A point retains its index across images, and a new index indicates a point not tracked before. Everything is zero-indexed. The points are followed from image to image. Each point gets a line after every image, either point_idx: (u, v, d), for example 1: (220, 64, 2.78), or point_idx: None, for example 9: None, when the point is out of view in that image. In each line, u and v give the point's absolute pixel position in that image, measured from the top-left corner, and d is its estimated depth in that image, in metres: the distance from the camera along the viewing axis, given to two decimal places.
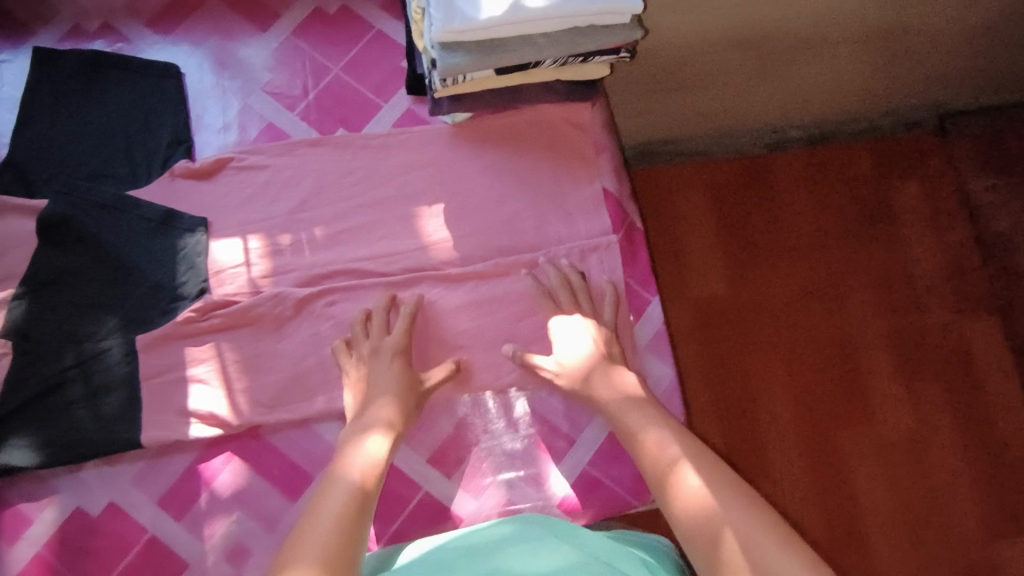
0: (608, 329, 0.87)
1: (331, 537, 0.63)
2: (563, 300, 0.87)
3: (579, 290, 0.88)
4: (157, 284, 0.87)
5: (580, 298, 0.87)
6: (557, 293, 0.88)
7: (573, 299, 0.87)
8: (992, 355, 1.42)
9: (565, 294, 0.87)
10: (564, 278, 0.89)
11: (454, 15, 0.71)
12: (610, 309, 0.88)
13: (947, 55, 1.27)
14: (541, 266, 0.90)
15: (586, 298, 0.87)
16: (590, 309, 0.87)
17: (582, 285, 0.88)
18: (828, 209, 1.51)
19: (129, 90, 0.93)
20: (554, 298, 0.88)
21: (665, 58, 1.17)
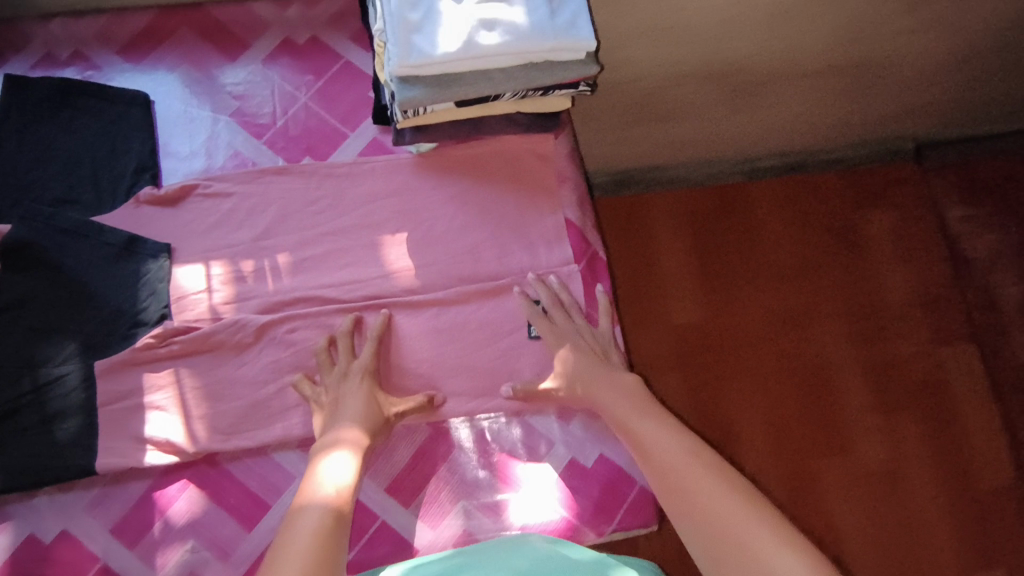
0: (605, 337, 0.91)
1: (310, 549, 0.65)
2: (558, 317, 0.89)
3: (572, 306, 0.91)
4: (117, 309, 0.87)
5: (573, 314, 0.90)
6: (551, 312, 0.90)
7: (568, 315, 0.90)
8: (967, 383, 1.44)
9: (559, 312, 0.90)
10: (556, 296, 0.91)
11: (411, 51, 0.73)
12: (604, 318, 0.92)
13: (922, 88, 1.32)
14: (530, 283, 0.92)
15: (579, 313, 0.91)
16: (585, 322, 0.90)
17: (573, 301, 0.91)
18: (803, 237, 1.53)
19: (98, 117, 0.94)
20: (550, 316, 0.90)
21: (641, 88, 1.21)
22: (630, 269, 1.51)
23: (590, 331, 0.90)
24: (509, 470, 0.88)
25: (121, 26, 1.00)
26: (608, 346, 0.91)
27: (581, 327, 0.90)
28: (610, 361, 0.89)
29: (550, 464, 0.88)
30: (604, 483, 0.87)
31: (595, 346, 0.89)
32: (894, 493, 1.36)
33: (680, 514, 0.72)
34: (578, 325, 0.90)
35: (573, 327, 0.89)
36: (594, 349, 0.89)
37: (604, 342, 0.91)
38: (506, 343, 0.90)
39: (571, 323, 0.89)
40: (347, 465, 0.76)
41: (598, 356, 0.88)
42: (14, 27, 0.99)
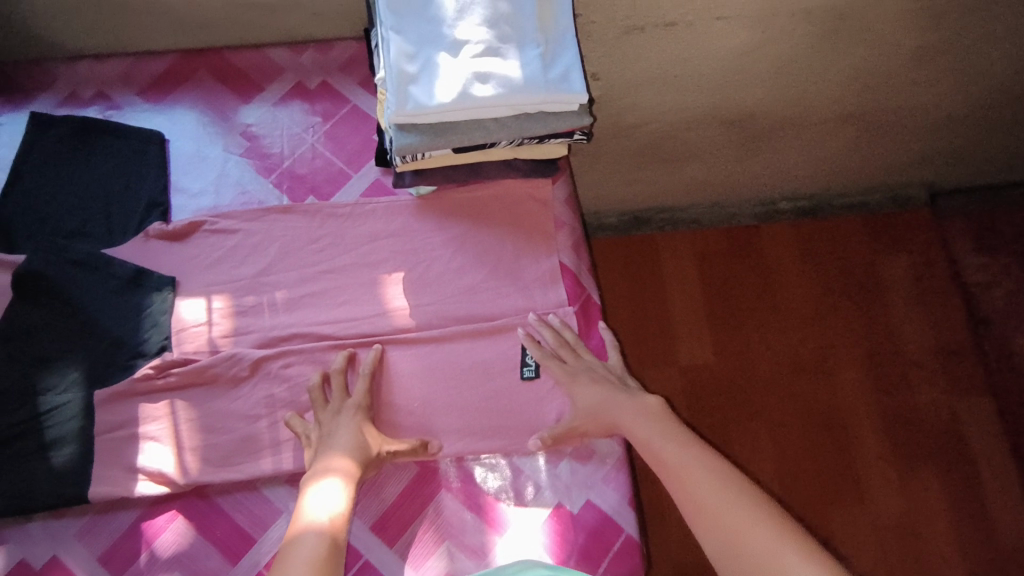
0: (616, 366, 0.93)
1: None
2: (568, 356, 0.91)
3: (578, 344, 0.93)
4: (120, 340, 0.89)
5: (581, 352, 0.92)
6: (560, 352, 0.91)
7: (576, 353, 0.92)
8: (985, 438, 1.40)
9: (568, 352, 0.91)
10: (561, 336, 0.92)
11: (407, 100, 0.76)
12: (613, 351, 0.94)
13: (931, 138, 1.35)
14: (532, 325, 0.93)
15: (586, 350, 0.93)
16: (594, 357, 0.92)
17: (578, 340, 0.93)
18: (816, 282, 1.52)
19: (115, 154, 0.99)
20: (560, 356, 0.91)
21: (651, 132, 1.25)
22: (639, 308, 1.51)
23: (600, 365, 0.92)
24: (495, 512, 0.87)
25: (144, 68, 1.06)
26: (621, 374, 0.93)
27: (591, 362, 0.92)
28: (627, 387, 0.90)
29: (537, 508, 0.87)
30: (591, 530, 0.86)
31: (610, 376, 0.91)
32: (907, 548, 1.33)
33: (712, 545, 0.72)
34: (587, 361, 0.91)
35: (584, 363, 0.91)
36: (609, 378, 0.90)
37: (618, 371, 0.92)
38: (498, 383, 0.91)
39: (580, 359, 0.91)
40: (339, 490, 0.77)
41: (616, 384, 0.89)
42: (44, 68, 1.05)
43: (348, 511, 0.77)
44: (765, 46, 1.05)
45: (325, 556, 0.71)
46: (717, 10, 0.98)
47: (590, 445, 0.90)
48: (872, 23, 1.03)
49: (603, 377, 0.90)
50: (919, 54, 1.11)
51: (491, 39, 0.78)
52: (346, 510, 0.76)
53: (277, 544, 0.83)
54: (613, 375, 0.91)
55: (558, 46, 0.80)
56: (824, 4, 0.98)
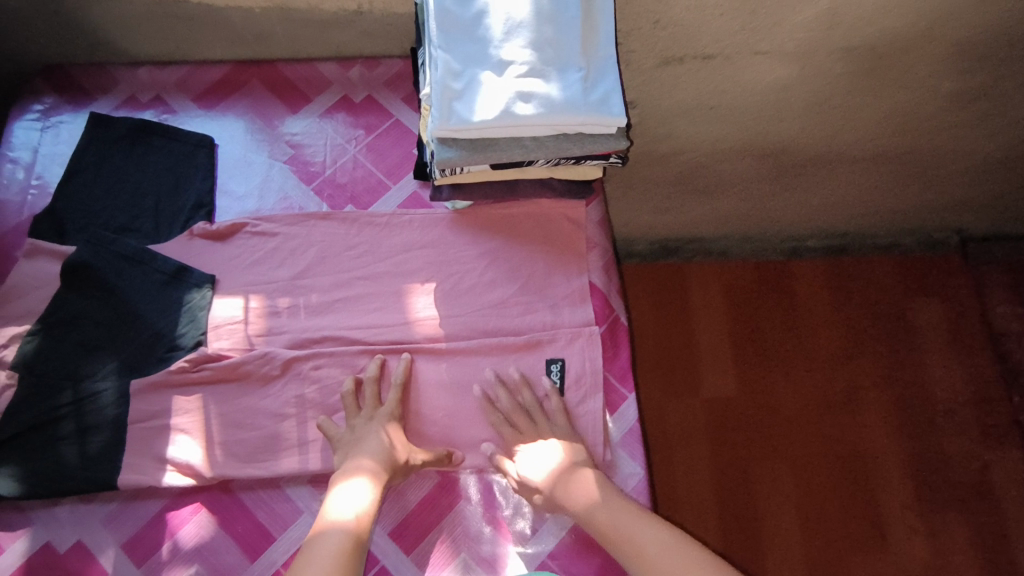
0: (565, 435, 0.88)
1: None
2: (518, 422, 0.88)
3: (534, 409, 0.89)
4: (158, 333, 0.92)
5: (537, 419, 0.89)
6: (512, 417, 0.89)
7: (528, 418, 0.88)
8: (1014, 493, 1.37)
9: (520, 418, 0.88)
10: (518, 397, 0.90)
11: (451, 116, 0.79)
12: (561, 415, 0.89)
13: (965, 183, 1.35)
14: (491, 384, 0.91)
15: (541, 415, 0.89)
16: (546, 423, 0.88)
17: (535, 401, 0.90)
18: (845, 323, 1.51)
19: (166, 155, 1.03)
20: (511, 423, 0.89)
21: (685, 161, 1.26)
22: (665, 338, 1.51)
23: (550, 431, 0.88)
24: (513, 528, 0.87)
25: (199, 76, 1.11)
26: (568, 442, 0.87)
27: (543, 430, 0.88)
28: (569, 459, 0.85)
29: (554, 525, 0.87)
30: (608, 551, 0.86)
31: (554, 448, 0.86)
32: None
33: None
34: (539, 428, 0.88)
35: (534, 433, 0.88)
36: (553, 450, 0.86)
37: (563, 441, 0.87)
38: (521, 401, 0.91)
39: (533, 427, 0.88)
40: (369, 490, 0.79)
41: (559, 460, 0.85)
42: (107, 72, 1.11)
43: (372, 510, 0.79)
44: (801, 83, 1.08)
45: (347, 553, 0.73)
46: (755, 46, 1.00)
47: (611, 464, 0.91)
48: (909, 65, 1.04)
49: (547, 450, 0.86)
50: (955, 98, 1.12)
51: (535, 60, 0.81)
52: (371, 509, 0.78)
53: (296, 544, 0.84)
54: (559, 447, 0.86)
55: (599, 71, 0.82)
56: (863, 44, 1.00)
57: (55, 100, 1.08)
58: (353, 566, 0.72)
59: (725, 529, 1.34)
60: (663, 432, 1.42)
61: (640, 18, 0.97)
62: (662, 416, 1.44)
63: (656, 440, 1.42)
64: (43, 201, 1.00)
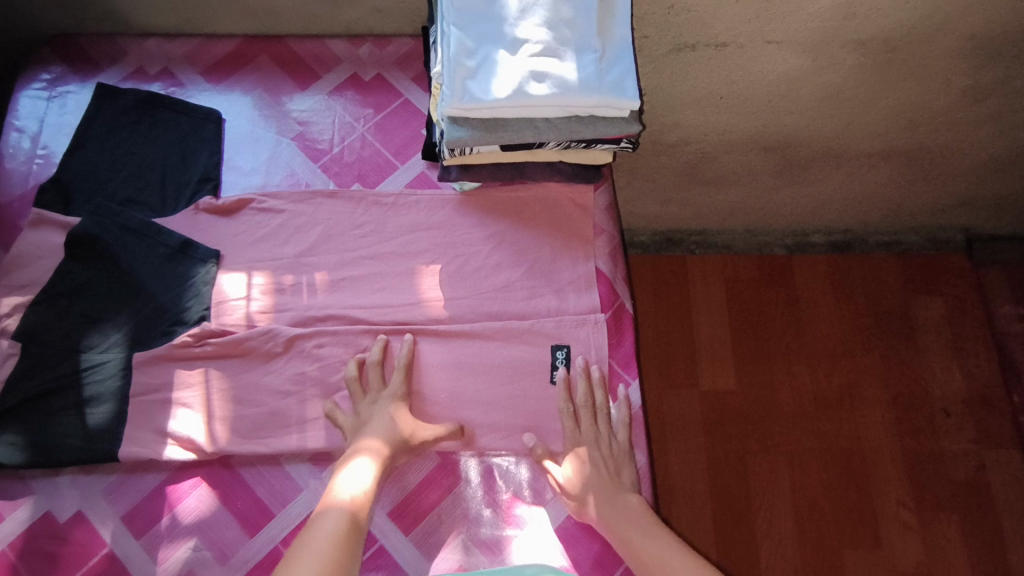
0: (621, 452, 0.88)
1: (327, 553, 0.70)
2: (585, 420, 0.89)
3: (602, 410, 0.90)
4: (162, 306, 0.92)
5: (600, 422, 0.89)
6: (580, 413, 0.89)
7: (593, 420, 0.89)
8: (1009, 491, 1.37)
9: (587, 417, 0.89)
10: (591, 393, 0.90)
11: (463, 94, 0.79)
12: (623, 428, 0.90)
13: (974, 181, 1.34)
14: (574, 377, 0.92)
15: (605, 422, 0.90)
16: (608, 430, 0.89)
17: (604, 404, 0.90)
18: (847, 319, 1.51)
19: (173, 129, 1.02)
20: (577, 418, 0.89)
21: (692, 151, 1.25)
22: (665, 330, 1.50)
23: (609, 439, 0.88)
24: (513, 511, 0.87)
25: (208, 50, 1.10)
26: (622, 461, 0.88)
27: (603, 436, 0.88)
28: (620, 481, 0.86)
29: (554, 510, 0.87)
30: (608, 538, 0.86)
31: (607, 463, 0.87)
32: None
33: None
34: (600, 433, 0.88)
35: (595, 435, 0.88)
36: (607, 463, 0.87)
37: (618, 458, 0.88)
38: (524, 385, 0.91)
39: (596, 429, 0.88)
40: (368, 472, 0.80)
41: (608, 477, 0.85)
42: (115, 42, 1.10)
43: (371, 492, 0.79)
44: (814, 74, 1.07)
45: (345, 535, 0.73)
46: (769, 34, 0.99)
47: None
48: (925, 58, 1.03)
49: (601, 459, 0.87)
50: (969, 93, 1.11)
51: (550, 40, 0.81)
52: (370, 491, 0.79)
53: (296, 521, 0.85)
54: (613, 463, 0.87)
55: (615, 53, 0.82)
56: (878, 36, 1.00)
57: (62, 70, 1.07)
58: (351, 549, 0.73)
59: (720, 521, 1.34)
60: (661, 423, 1.42)
61: (655, 3, 0.96)
62: (660, 407, 1.44)
63: (654, 431, 1.42)
64: (48, 171, 0.99)
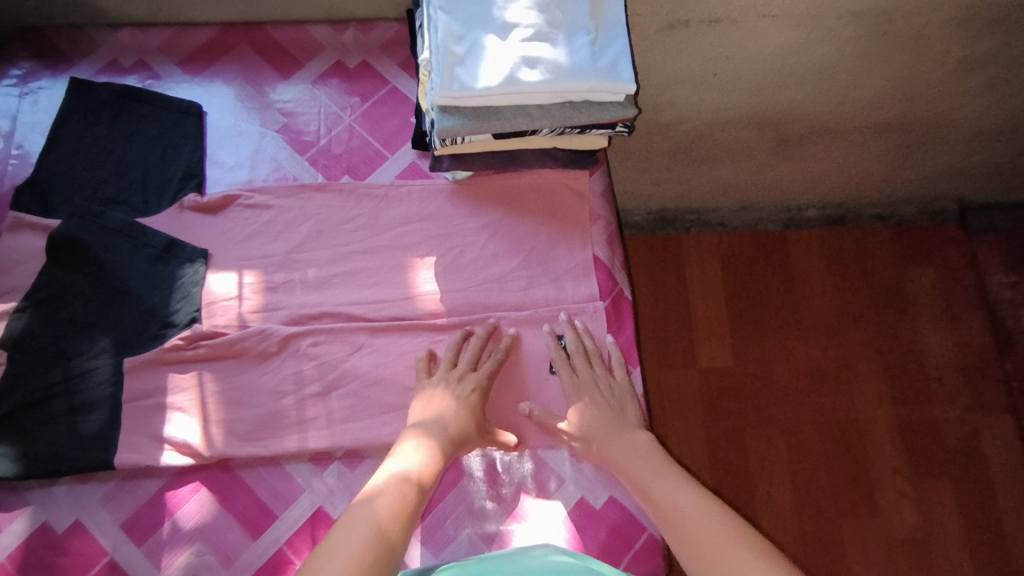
0: (621, 390, 0.89)
1: (357, 540, 0.65)
2: (579, 366, 0.89)
3: (593, 353, 0.90)
4: (151, 309, 0.90)
5: (594, 363, 0.90)
6: (572, 359, 0.89)
7: (587, 363, 0.89)
8: (1003, 458, 1.38)
9: (581, 361, 0.89)
10: (580, 342, 0.91)
11: (453, 82, 0.76)
12: (619, 366, 0.90)
13: (968, 151, 1.33)
14: (561, 322, 0.92)
15: (600, 362, 0.90)
16: (604, 371, 0.89)
17: (597, 350, 0.90)
18: (842, 292, 1.50)
19: (153, 124, 0.99)
20: (571, 364, 0.89)
21: (686, 129, 1.23)
22: (662, 309, 1.50)
23: (607, 380, 0.89)
24: (518, 504, 0.86)
25: (185, 39, 1.06)
26: (624, 399, 0.89)
27: (600, 376, 0.89)
28: (625, 419, 0.87)
29: (559, 502, 0.86)
30: (613, 525, 0.85)
31: (608, 401, 0.87)
32: (919, 565, 1.31)
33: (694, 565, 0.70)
34: (596, 374, 0.89)
35: (592, 377, 0.88)
36: (610, 404, 0.87)
37: (619, 396, 0.89)
38: (540, 378, 0.91)
39: (593, 373, 0.89)
40: (421, 452, 0.78)
41: (611, 412, 0.86)
42: (86, 35, 1.05)
43: (431, 469, 0.77)
44: (810, 48, 1.04)
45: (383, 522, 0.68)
46: (763, 8, 0.97)
47: None
48: (921, 29, 1.01)
49: (603, 399, 0.87)
50: (966, 63, 1.09)
51: (541, 23, 0.79)
52: (431, 468, 0.77)
53: (298, 522, 0.84)
54: (615, 402, 0.88)
55: (609, 34, 0.80)
56: (873, 7, 0.97)
57: (32, 65, 1.03)
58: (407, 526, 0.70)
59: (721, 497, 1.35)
60: (661, 402, 1.42)
61: None
62: (659, 385, 1.44)
63: (654, 409, 1.42)
64: (24, 172, 0.96)
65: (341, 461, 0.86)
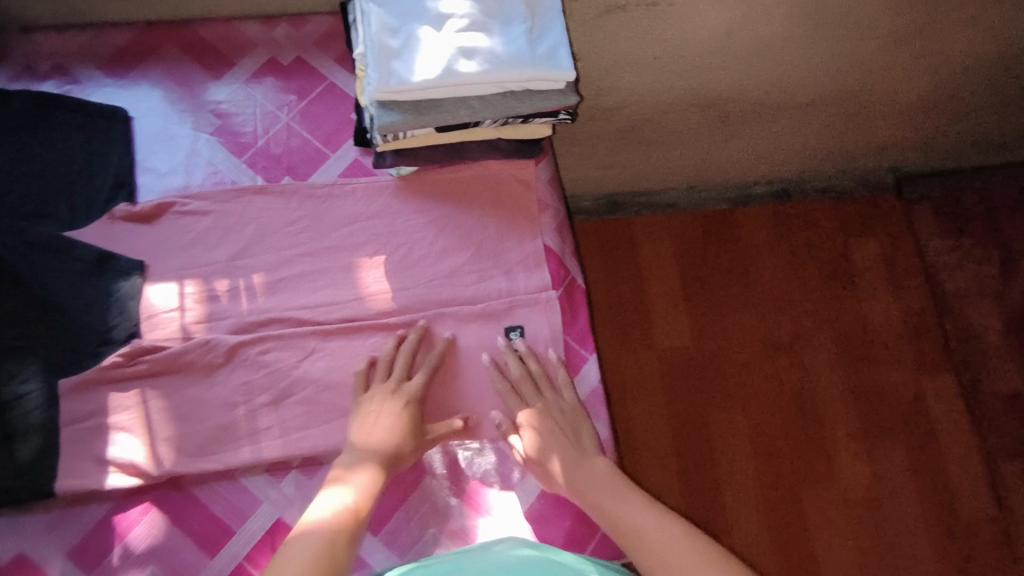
0: (573, 413, 0.87)
1: None
2: (528, 394, 0.87)
3: (540, 377, 0.88)
4: (87, 326, 0.86)
5: (543, 388, 0.88)
6: (519, 386, 0.87)
7: (536, 390, 0.87)
8: (947, 416, 1.44)
9: (528, 388, 0.87)
10: (525, 365, 0.89)
11: (389, 77, 0.75)
12: (568, 389, 0.88)
13: (902, 120, 1.37)
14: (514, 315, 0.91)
15: (548, 386, 0.88)
16: (553, 396, 0.87)
17: (544, 372, 0.89)
18: (789, 265, 1.54)
19: (76, 131, 0.94)
20: (519, 392, 0.87)
21: (630, 113, 1.24)
22: (617, 292, 1.51)
23: (557, 405, 0.87)
24: (481, 497, 0.86)
25: (105, 41, 1.00)
26: (578, 422, 0.86)
27: (550, 402, 0.87)
28: (581, 445, 0.84)
29: (523, 493, 0.86)
30: (578, 514, 0.85)
31: (562, 429, 0.85)
32: (874, 525, 1.36)
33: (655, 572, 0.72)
34: (546, 400, 0.87)
35: (542, 404, 0.86)
36: (563, 431, 0.85)
37: (571, 420, 0.86)
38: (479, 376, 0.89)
39: (542, 399, 0.86)
40: (360, 481, 0.77)
41: (566, 442, 0.84)
42: None
43: (367, 497, 0.76)
44: (745, 28, 1.05)
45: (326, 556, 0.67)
46: None
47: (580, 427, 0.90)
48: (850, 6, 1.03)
49: (556, 428, 0.85)
50: (894, 37, 1.12)
51: (475, 13, 0.78)
52: (367, 497, 0.76)
53: (257, 534, 0.81)
54: (568, 426, 0.86)
55: (544, 23, 0.79)
56: None
57: None
58: (338, 565, 0.68)
59: (684, 476, 1.37)
60: (620, 384, 1.44)
61: None
62: (619, 369, 1.45)
63: (614, 391, 1.44)
64: None
65: (298, 470, 0.84)
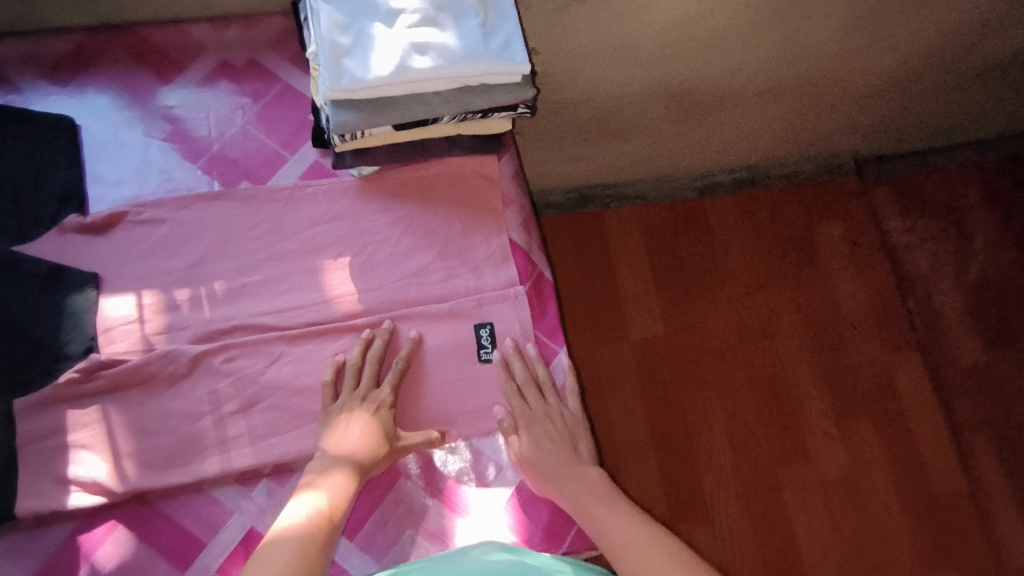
0: (574, 422, 0.89)
1: None
2: (532, 398, 0.87)
3: (544, 383, 0.89)
4: (41, 342, 0.83)
5: (547, 394, 0.89)
6: (524, 391, 0.88)
7: (540, 395, 0.88)
8: (915, 393, 1.48)
9: (532, 394, 0.87)
10: (530, 371, 0.89)
11: (343, 75, 0.74)
12: (572, 398, 0.90)
13: (860, 106, 1.39)
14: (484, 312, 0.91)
15: (552, 392, 0.89)
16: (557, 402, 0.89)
17: (548, 378, 0.90)
18: (758, 251, 1.56)
19: (20, 142, 0.91)
20: (522, 397, 0.88)
21: (593, 107, 1.24)
22: (589, 285, 1.51)
23: (559, 411, 0.89)
24: (457, 496, 0.85)
25: (49, 47, 0.97)
26: (576, 429, 0.89)
27: (552, 408, 0.88)
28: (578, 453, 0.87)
29: (499, 490, 0.86)
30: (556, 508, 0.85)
31: (563, 434, 0.87)
32: (850, 503, 1.39)
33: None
34: (548, 405, 0.88)
35: (544, 408, 0.87)
36: (563, 437, 0.87)
37: (572, 428, 0.88)
38: (450, 377, 0.88)
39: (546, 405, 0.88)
40: (333, 485, 0.76)
41: (565, 448, 0.86)
42: None
43: (340, 500, 0.75)
44: (702, 19, 1.06)
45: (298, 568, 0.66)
46: None
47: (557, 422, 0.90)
48: None
49: (557, 434, 0.87)
50: (847, 24, 1.14)
51: (427, 8, 0.77)
52: (340, 499, 0.75)
53: (230, 546, 0.80)
54: (568, 434, 0.88)
55: (498, 15, 0.79)
56: None
57: None
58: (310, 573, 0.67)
59: (663, 464, 1.39)
60: (597, 377, 1.45)
61: None
62: (594, 361, 1.46)
63: (590, 383, 1.44)
64: None
65: (269, 478, 0.83)
